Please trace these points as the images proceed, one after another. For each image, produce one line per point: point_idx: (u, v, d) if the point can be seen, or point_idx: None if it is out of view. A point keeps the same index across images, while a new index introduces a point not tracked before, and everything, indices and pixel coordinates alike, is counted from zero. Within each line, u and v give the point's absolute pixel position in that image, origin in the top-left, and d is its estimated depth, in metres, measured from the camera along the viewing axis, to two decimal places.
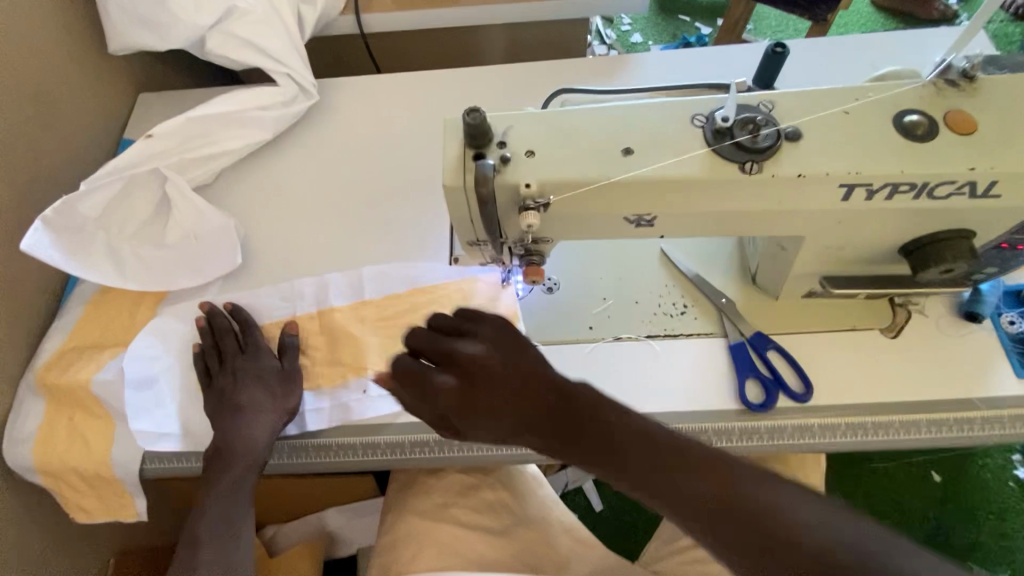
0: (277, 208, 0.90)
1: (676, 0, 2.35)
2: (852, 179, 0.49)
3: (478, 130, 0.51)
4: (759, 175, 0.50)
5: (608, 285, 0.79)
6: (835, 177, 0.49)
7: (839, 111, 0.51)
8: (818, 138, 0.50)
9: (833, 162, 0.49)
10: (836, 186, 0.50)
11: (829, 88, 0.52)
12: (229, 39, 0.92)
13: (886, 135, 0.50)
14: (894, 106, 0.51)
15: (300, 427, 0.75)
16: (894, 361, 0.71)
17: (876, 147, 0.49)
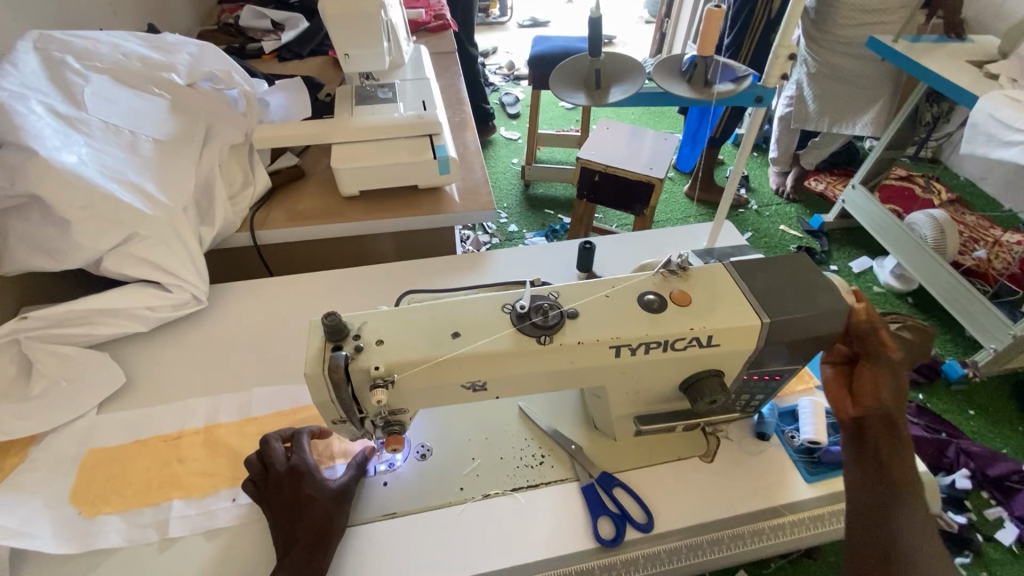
0: (160, 406, 0.94)
1: (542, 199, 2.92)
2: (617, 342, 0.68)
3: (336, 327, 0.64)
4: (551, 344, 0.67)
5: (476, 445, 0.89)
6: (604, 342, 0.68)
7: (603, 295, 0.72)
8: (589, 315, 0.70)
9: (602, 330, 0.68)
10: (609, 347, 0.68)
11: (596, 280, 0.74)
12: (125, 258, 1.03)
13: (636, 310, 0.70)
14: (637, 289, 0.73)
15: (160, 534, 0.79)
16: (713, 482, 0.86)
17: (628, 319, 0.69)
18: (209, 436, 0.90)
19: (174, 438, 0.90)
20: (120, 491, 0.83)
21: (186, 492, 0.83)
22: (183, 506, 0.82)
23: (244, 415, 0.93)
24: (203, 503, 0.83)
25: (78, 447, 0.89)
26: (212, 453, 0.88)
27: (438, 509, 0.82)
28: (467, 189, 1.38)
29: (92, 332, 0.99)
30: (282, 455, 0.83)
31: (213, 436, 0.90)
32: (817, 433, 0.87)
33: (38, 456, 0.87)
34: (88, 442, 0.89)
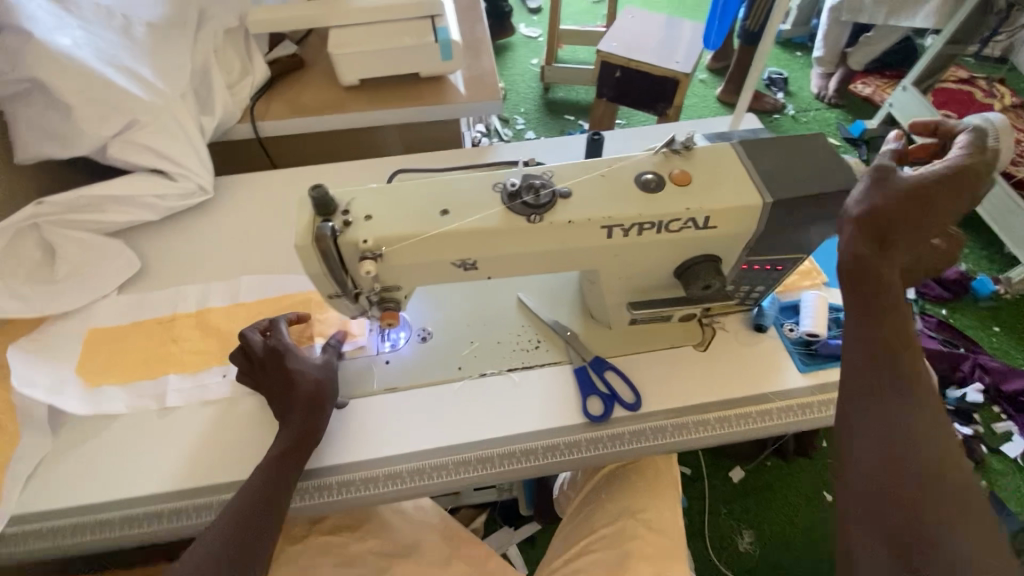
0: (176, 289, 0.99)
1: (561, 103, 2.76)
2: (608, 222, 0.66)
3: (324, 201, 0.64)
4: (541, 223, 0.65)
5: (474, 330, 0.92)
6: (596, 221, 0.66)
7: (598, 175, 0.69)
8: (582, 194, 0.68)
9: (593, 209, 0.66)
10: (600, 227, 0.67)
11: (593, 159, 0.71)
12: (129, 146, 1.03)
13: (632, 189, 0.68)
14: (635, 169, 0.70)
15: (182, 399, 0.86)
16: (706, 369, 0.87)
17: (623, 198, 0.67)
18: (201, 319, 0.94)
19: (168, 321, 0.95)
20: (120, 364, 0.90)
21: (180, 368, 0.89)
22: (180, 379, 0.88)
23: (231, 302, 0.96)
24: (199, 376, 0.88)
25: (103, 326, 0.94)
26: (204, 336, 0.93)
27: (437, 386, 0.87)
28: (473, 79, 1.31)
29: (105, 219, 1.02)
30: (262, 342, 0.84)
31: (204, 319, 0.94)
32: (817, 326, 0.87)
33: (67, 332, 0.93)
34: (111, 321, 0.95)
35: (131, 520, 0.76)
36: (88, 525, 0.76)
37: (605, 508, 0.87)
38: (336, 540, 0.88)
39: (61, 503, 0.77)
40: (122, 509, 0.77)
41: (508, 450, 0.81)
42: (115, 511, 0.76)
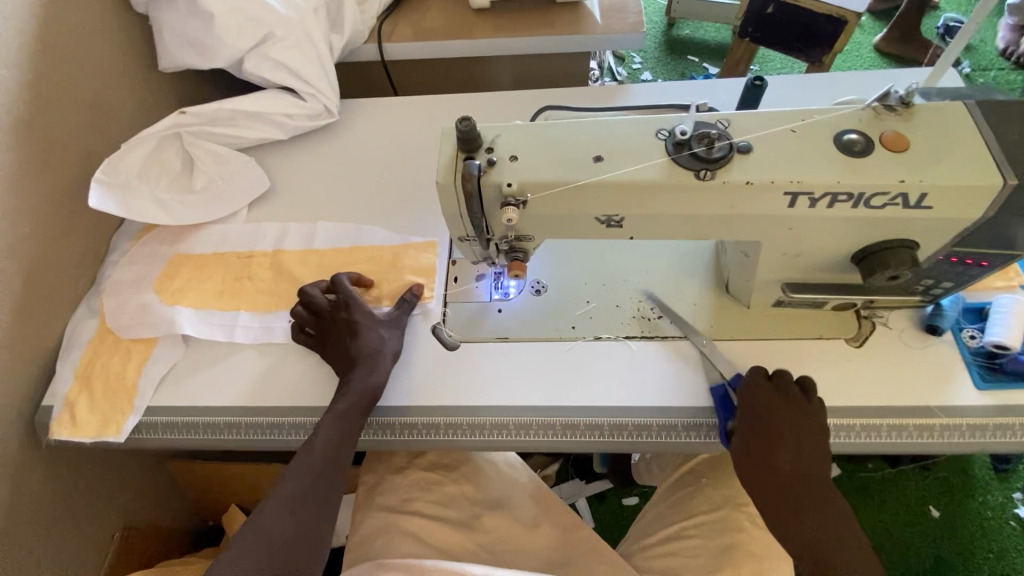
0: (298, 212, 1.00)
1: (686, 43, 2.47)
2: (795, 188, 0.55)
3: (469, 135, 0.58)
4: (712, 182, 0.56)
5: (592, 289, 0.86)
6: (779, 186, 0.55)
7: (787, 130, 0.58)
8: (765, 153, 0.57)
9: (778, 172, 0.56)
10: (782, 194, 0.56)
11: (781, 111, 0.60)
12: (263, 61, 1.03)
13: (830, 151, 0.56)
14: (835, 126, 0.57)
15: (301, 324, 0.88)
16: (858, 369, 0.76)
17: (817, 161, 0.56)
18: (276, 260, 0.93)
19: (246, 256, 0.95)
20: (197, 293, 0.91)
21: (252, 306, 0.89)
22: (248, 319, 0.88)
23: (306, 246, 0.95)
24: (279, 315, 0.88)
25: (232, 240, 0.97)
26: (275, 277, 0.92)
27: (549, 343, 0.83)
28: (611, 7, 1.16)
29: (238, 134, 1.03)
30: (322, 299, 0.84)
31: (279, 260, 0.93)
32: (1012, 338, 0.72)
33: (194, 245, 0.97)
34: (239, 237, 0.97)
35: (256, 427, 0.80)
36: (217, 428, 0.80)
37: (707, 496, 0.85)
38: (434, 478, 0.91)
39: (191, 405, 0.82)
40: (246, 417, 0.80)
41: (620, 421, 0.76)
42: (239, 419, 0.80)
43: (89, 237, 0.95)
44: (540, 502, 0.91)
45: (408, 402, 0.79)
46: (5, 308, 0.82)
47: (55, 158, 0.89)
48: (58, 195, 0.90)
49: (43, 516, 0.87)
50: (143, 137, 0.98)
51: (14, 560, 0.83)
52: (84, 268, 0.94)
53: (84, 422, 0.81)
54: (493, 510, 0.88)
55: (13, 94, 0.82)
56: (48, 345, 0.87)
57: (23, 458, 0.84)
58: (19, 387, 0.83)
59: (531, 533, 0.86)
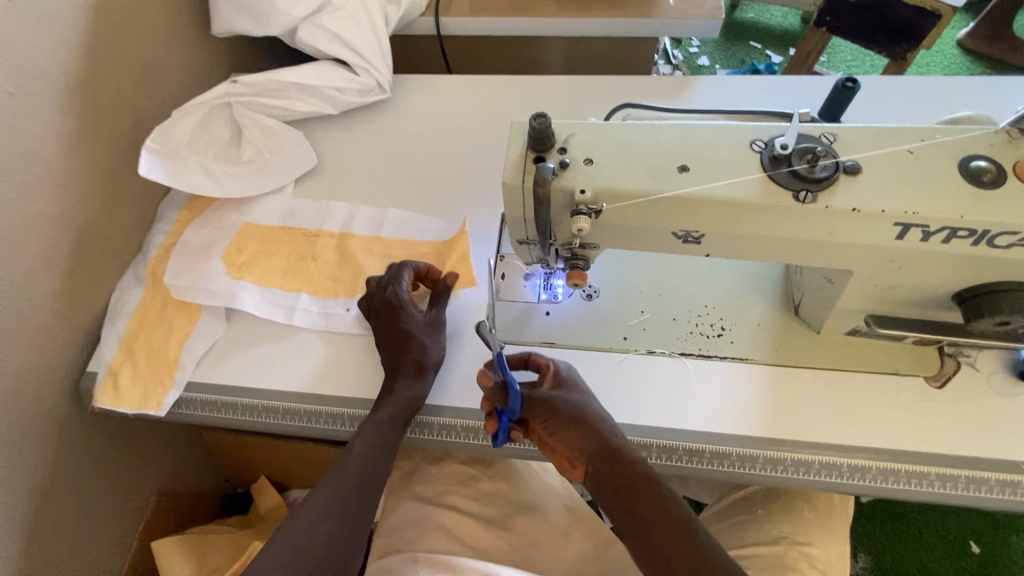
0: (345, 192, 0.97)
1: (749, 27, 2.31)
2: (909, 219, 0.49)
3: (543, 134, 0.53)
4: (813, 205, 0.50)
5: (648, 299, 0.81)
6: (891, 216, 0.49)
7: (904, 151, 0.51)
8: (876, 176, 0.50)
9: (890, 200, 0.49)
10: (892, 225, 0.50)
11: (896, 127, 0.53)
12: (318, 31, 0.98)
13: (952, 180, 0.49)
14: (962, 151, 0.50)
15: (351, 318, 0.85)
16: (937, 412, 0.70)
17: (937, 191, 0.49)
18: (342, 243, 0.91)
19: (312, 234, 0.93)
20: (262, 268, 0.90)
21: (313, 289, 0.88)
22: (309, 301, 0.87)
23: (376, 232, 0.91)
24: (341, 303, 0.86)
25: (275, 217, 0.95)
26: (340, 260, 0.90)
27: (598, 353, 0.78)
28: None
29: (288, 107, 1.00)
30: (385, 293, 0.79)
31: (345, 244, 0.91)
32: None
33: (260, 216, 0.95)
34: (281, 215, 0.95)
35: (296, 413, 0.79)
36: (257, 411, 0.79)
37: (764, 529, 0.81)
38: (467, 474, 0.90)
39: (230, 385, 0.81)
40: (286, 402, 0.79)
41: (669, 444, 0.71)
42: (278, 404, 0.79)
43: (137, 205, 0.94)
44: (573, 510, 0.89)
45: (448, 402, 0.77)
46: (55, 273, 0.82)
47: (106, 124, 0.87)
48: (108, 161, 0.88)
49: (85, 478, 0.89)
50: (194, 104, 0.95)
51: (56, 520, 0.85)
52: (130, 236, 0.93)
53: (127, 393, 0.81)
54: (525, 513, 0.87)
55: (67, 55, 0.80)
56: (94, 313, 0.87)
57: (66, 422, 0.85)
58: (65, 353, 0.83)
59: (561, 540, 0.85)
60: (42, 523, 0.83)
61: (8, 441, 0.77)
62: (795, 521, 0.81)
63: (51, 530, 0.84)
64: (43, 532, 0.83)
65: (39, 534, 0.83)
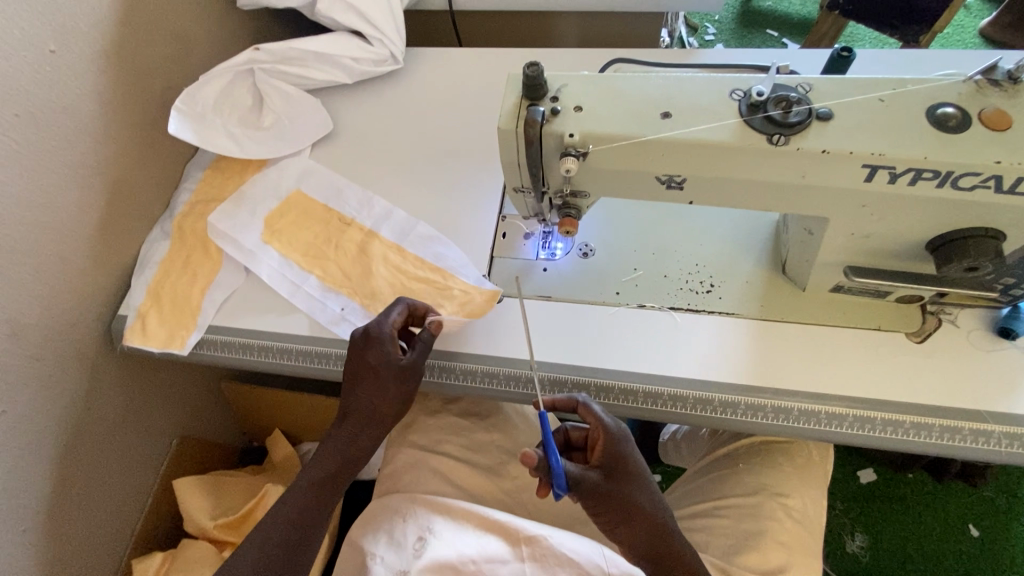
0: (357, 156, 1.02)
1: (766, 15, 2.31)
2: (876, 160, 0.52)
3: (536, 81, 0.57)
4: (785, 148, 0.54)
5: (640, 258, 0.84)
6: (858, 157, 0.52)
7: (875, 99, 0.54)
8: (847, 121, 0.54)
9: (858, 142, 0.52)
10: (861, 166, 0.53)
11: (870, 78, 0.56)
12: (336, 2, 1.04)
13: (919, 125, 0.53)
14: (930, 99, 0.54)
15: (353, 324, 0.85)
16: (916, 365, 0.72)
17: (903, 135, 0.52)
18: (365, 242, 0.91)
19: (346, 222, 0.93)
20: (292, 239, 0.93)
21: (324, 276, 0.89)
22: (315, 286, 0.89)
23: (399, 240, 0.90)
24: (339, 298, 0.87)
25: (322, 192, 0.97)
26: (358, 257, 0.90)
27: (591, 306, 0.82)
28: None
29: (307, 75, 1.06)
30: (368, 344, 0.73)
31: (366, 244, 0.91)
32: None
33: (309, 188, 0.98)
34: (324, 189, 0.97)
35: (307, 355, 0.84)
36: (271, 352, 0.85)
37: (745, 483, 0.83)
38: (466, 424, 0.95)
39: (248, 329, 0.87)
40: (298, 345, 0.85)
41: (654, 390, 0.75)
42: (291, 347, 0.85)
43: (166, 164, 1.01)
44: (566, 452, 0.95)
45: (445, 348, 0.81)
46: (92, 220, 0.89)
47: (139, 87, 0.94)
48: (140, 120, 0.95)
49: (114, 414, 0.96)
50: (220, 71, 1.01)
51: (87, 449, 0.93)
52: (159, 192, 1.00)
53: (153, 334, 0.88)
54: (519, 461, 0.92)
55: (106, 19, 0.87)
56: (125, 261, 0.94)
57: (97, 359, 0.92)
58: (99, 295, 0.90)
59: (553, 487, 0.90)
60: (75, 449, 0.91)
61: (47, 370, 0.84)
62: (776, 473, 0.82)
63: (82, 458, 0.92)
64: (75, 458, 0.91)
65: (72, 459, 0.90)
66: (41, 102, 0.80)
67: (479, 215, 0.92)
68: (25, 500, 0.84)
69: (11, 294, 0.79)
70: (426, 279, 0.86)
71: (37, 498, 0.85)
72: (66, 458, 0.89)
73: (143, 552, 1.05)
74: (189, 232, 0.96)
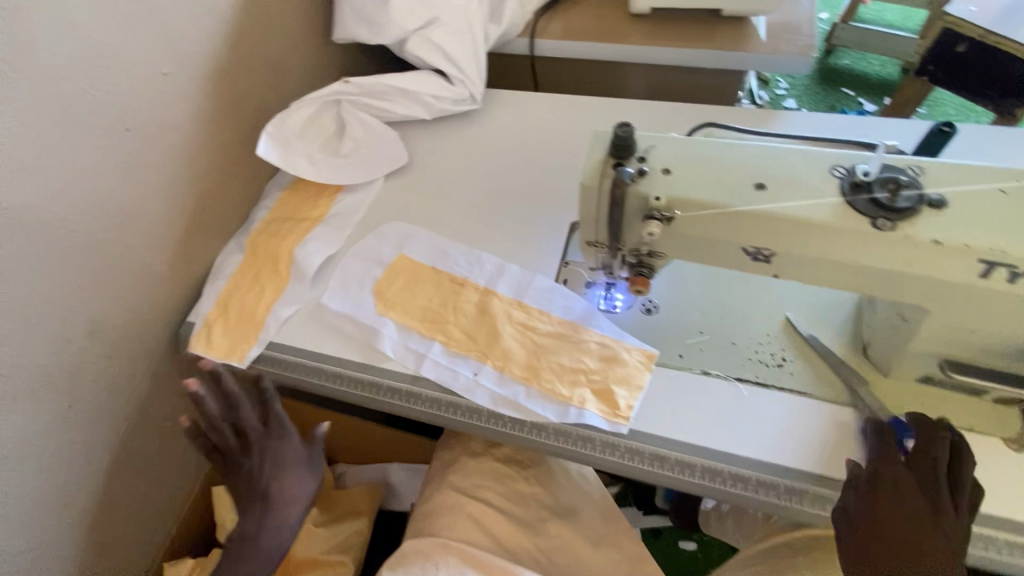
0: (427, 188, 1.04)
1: (842, 73, 2.26)
2: (995, 256, 0.48)
3: (626, 141, 0.57)
4: (891, 233, 0.50)
5: (707, 321, 0.81)
6: (975, 251, 0.49)
7: (996, 189, 0.51)
8: (963, 211, 0.50)
9: (975, 236, 0.49)
10: (975, 261, 0.49)
11: (989, 167, 0.52)
12: (425, 43, 1.07)
13: None
14: None
15: (474, 376, 0.81)
16: (1016, 476, 0.65)
17: None
18: (485, 301, 0.87)
19: (459, 283, 0.90)
20: (407, 305, 0.89)
21: (447, 339, 0.85)
22: (440, 353, 0.84)
23: (518, 296, 0.87)
24: (469, 362, 0.82)
25: (427, 255, 0.94)
26: (478, 319, 0.86)
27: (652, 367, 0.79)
28: (780, 27, 1.10)
29: (388, 108, 1.09)
30: None
31: (486, 304, 0.87)
32: None
33: (414, 251, 0.95)
34: (430, 251, 0.95)
35: (359, 383, 0.85)
36: (328, 375, 0.86)
37: None
38: (506, 471, 0.91)
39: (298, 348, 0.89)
40: (354, 371, 0.86)
41: (714, 465, 0.71)
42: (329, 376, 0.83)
43: (248, 182, 1.06)
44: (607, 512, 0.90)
45: (495, 392, 0.79)
46: (176, 231, 0.93)
47: (235, 110, 1.00)
48: (232, 140, 1.01)
49: (169, 416, 0.99)
50: (310, 99, 1.06)
51: (140, 449, 0.95)
52: (238, 208, 1.05)
53: (217, 344, 0.91)
54: (558, 517, 0.88)
55: (215, 47, 0.93)
56: (198, 270, 0.99)
57: (162, 363, 0.96)
58: (173, 301, 0.95)
59: (591, 550, 0.85)
60: (129, 449, 0.93)
61: (116, 370, 0.88)
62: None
63: (134, 457, 0.95)
64: (128, 456, 0.94)
65: (125, 457, 0.93)
66: (149, 120, 0.86)
67: (543, 259, 0.91)
68: (77, 492, 0.87)
69: (97, 295, 0.83)
70: (557, 344, 0.81)
71: (88, 491, 0.88)
72: (121, 455, 0.92)
73: (175, 556, 1.07)
74: (262, 248, 0.99)
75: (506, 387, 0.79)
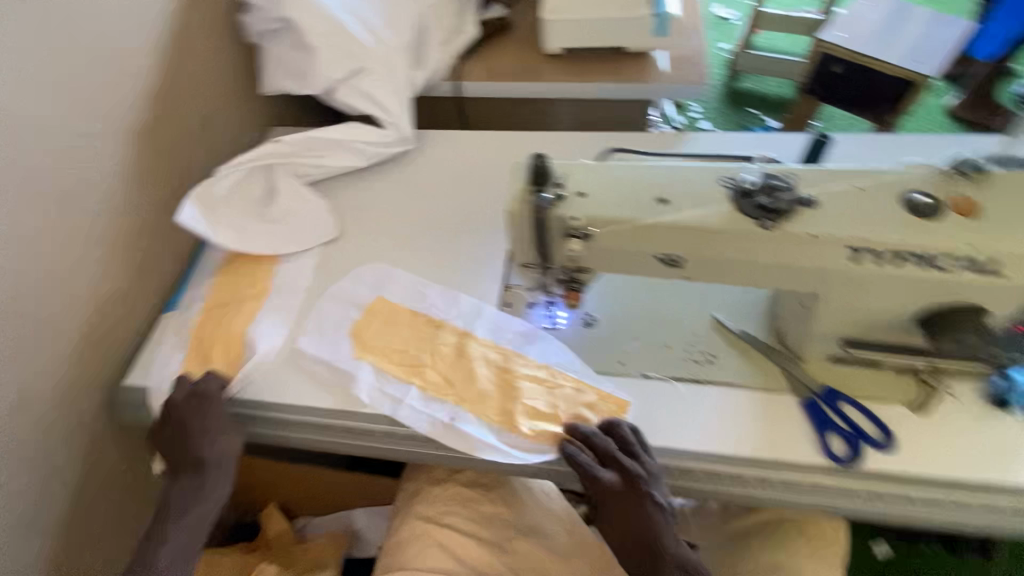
0: (366, 227, 1.07)
1: (746, 95, 2.49)
2: (859, 243, 0.57)
3: (542, 170, 0.62)
4: (775, 231, 0.58)
5: (641, 327, 0.87)
6: (844, 240, 0.57)
7: (856, 187, 0.59)
8: (830, 207, 0.58)
9: (843, 227, 0.57)
10: (845, 248, 0.57)
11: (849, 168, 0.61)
12: (354, 92, 1.12)
13: (895, 212, 0.57)
14: (903, 187, 0.59)
15: (416, 405, 0.84)
16: (918, 436, 0.73)
17: (883, 220, 0.57)
18: (421, 328, 0.90)
19: (398, 313, 0.92)
20: (346, 340, 0.90)
21: (389, 372, 0.87)
22: (385, 385, 0.86)
23: (452, 321, 0.90)
24: (412, 391, 0.85)
25: (368, 290, 0.96)
26: (420, 347, 0.88)
27: (596, 376, 0.83)
28: (679, 59, 1.22)
29: (320, 154, 1.12)
30: None
31: (424, 331, 0.90)
32: None
33: (354, 287, 0.97)
34: (370, 286, 0.97)
35: (296, 425, 0.87)
36: (271, 422, 0.88)
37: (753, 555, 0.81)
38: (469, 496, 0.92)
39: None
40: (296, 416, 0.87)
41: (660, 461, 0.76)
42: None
43: (183, 236, 1.05)
44: (573, 523, 0.92)
45: (439, 419, 0.82)
46: (108, 292, 0.92)
47: (164, 166, 1.00)
48: (163, 196, 1.00)
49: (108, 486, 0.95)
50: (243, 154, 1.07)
51: (77, 525, 0.91)
52: (173, 264, 1.04)
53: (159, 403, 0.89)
54: (524, 536, 0.89)
55: (139, 109, 0.94)
56: (134, 329, 0.96)
57: (98, 430, 0.91)
58: (107, 364, 0.92)
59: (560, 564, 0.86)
60: (65, 525, 0.88)
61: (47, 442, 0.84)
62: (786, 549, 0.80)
63: (70, 533, 0.90)
64: (64, 534, 0.89)
65: (60, 536, 0.88)
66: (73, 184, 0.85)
67: (478, 284, 0.96)
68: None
69: (22, 365, 0.80)
70: (492, 364, 0.85)
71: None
72: (56, 533, 0.87)
73: None
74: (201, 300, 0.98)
75: (444, 412, 0.83)
